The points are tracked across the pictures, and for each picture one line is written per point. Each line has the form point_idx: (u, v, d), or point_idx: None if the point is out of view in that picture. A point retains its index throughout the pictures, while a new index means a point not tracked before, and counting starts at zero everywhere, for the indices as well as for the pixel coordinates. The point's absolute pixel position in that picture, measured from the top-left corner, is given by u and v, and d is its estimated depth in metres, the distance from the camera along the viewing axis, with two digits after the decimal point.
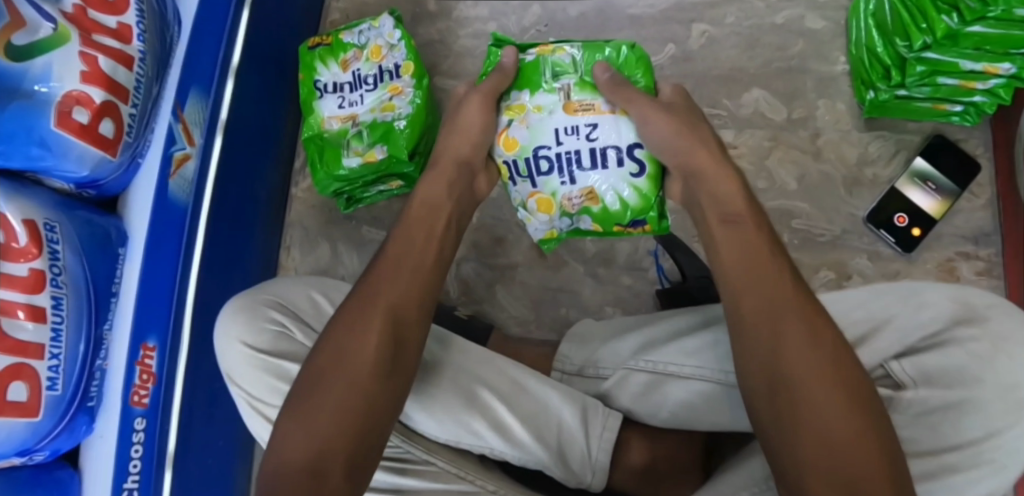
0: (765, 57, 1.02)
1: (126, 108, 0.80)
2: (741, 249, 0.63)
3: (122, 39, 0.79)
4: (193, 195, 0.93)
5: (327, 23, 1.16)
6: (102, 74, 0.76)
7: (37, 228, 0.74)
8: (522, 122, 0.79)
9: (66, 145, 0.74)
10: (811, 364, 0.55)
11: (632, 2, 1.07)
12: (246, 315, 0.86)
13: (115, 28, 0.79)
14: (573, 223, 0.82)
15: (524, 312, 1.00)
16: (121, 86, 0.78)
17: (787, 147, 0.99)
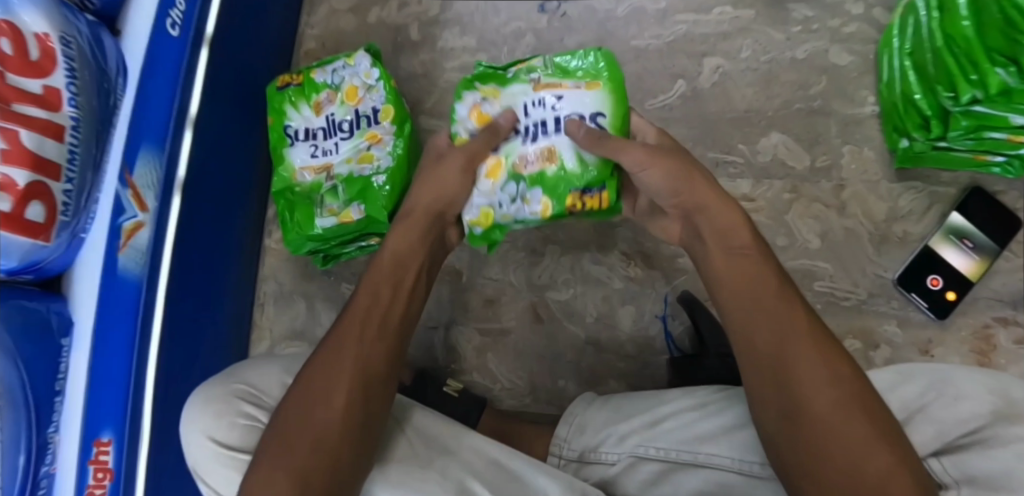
0: (784, 97, 0.92)
1: (59, 185, 0.70)
2: (749, 284, 0.61)
3: (49, 106, 0.69)
4: (148, 266, 0.83)
5: (301, 52, 1.06)
6: (27, 152, 0.66)
7: None
8: (489, 102, 0.75)
9: None
10: (823, 376, 0.55)
11: (636, 32, 0.95)
12: (216, 408, 0.71)
13: (41, 93, 0.69)
14: (520, 201, 0.72)
15: (519, 383, 0.91)
16: (50, 161, 0.68)
17: (808, 200, 0.89)
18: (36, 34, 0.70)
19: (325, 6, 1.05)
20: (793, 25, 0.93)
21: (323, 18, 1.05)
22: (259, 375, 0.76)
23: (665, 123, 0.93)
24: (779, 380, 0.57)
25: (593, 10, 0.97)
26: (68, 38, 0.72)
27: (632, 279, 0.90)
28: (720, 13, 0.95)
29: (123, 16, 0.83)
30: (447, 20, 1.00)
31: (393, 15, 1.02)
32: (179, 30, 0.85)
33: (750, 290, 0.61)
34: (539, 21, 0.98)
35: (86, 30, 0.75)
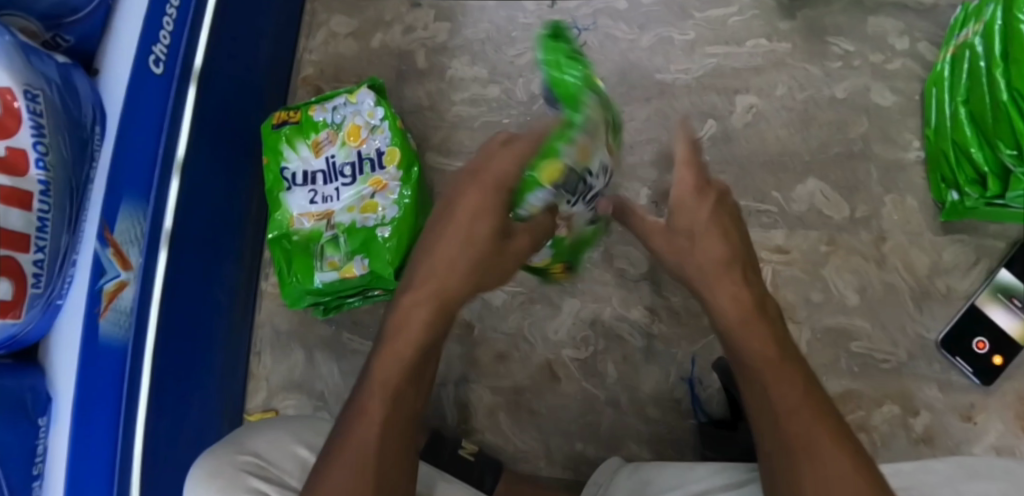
0: (821, 140, 0.85)
1: (27, 256, 0.63)
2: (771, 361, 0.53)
3: (13, 171, 0.61)
4: (134, 329, 0.76)
5: (299, 79, 0.98)
6: None
7: None
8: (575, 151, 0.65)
9: None
10: (824, 454, 0.50)
11: (661, 65, 0.88)
12: (221, 484, 0.59)
13: (4, 156, 0.61)
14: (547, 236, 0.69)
15: (535, 446, 0.85)
16: (15, 232, 0.61)
17: (846, 253, 0.83)
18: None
19: (325, 29, 0.97)
20: (833, 60, 0.86)
21: (322, 43, 0.97)
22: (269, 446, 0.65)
23: None
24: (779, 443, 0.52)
25: (616, 40, 0.90)
26: (33, 91, 0.64)
27: (656, 336, 0.85)
28: (752, 46, 0.87)
29: (103, 53, 0.75)
30: (457, 47, 0.93)
31: (397, 40, 0.95)
32: (162, 67, 0.78)
33: (751, 336, 0.54)
34: (556, 51, 0.91)
35: (57, 75, 0.67)
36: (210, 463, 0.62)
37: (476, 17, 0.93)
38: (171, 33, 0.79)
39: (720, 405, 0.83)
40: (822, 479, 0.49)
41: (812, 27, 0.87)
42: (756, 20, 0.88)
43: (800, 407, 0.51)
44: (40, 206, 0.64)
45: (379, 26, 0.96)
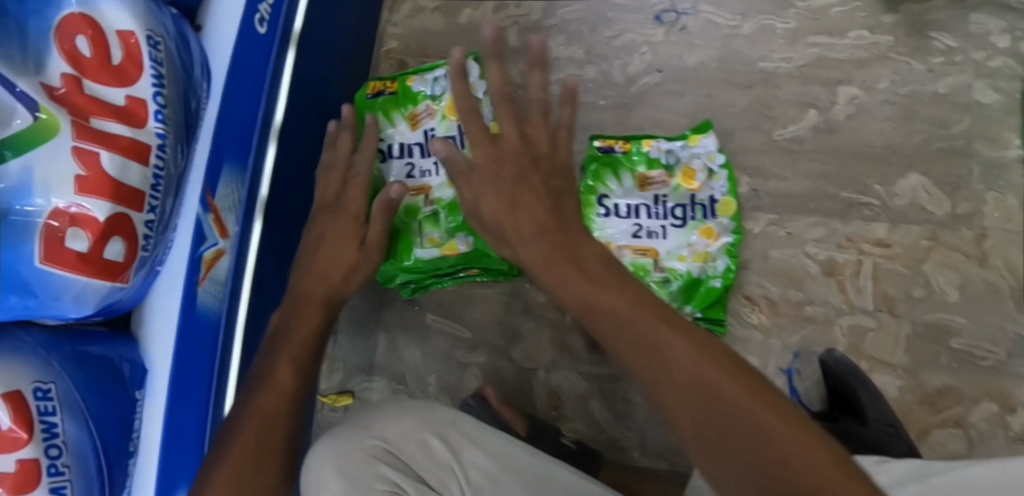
0: (924, 134, 0.84)
1: (140, 215, 0.59)
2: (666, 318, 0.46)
3: (132, 120, 0.58)
4: (227, 301, 0.73)
5: (382, 52, 0.95)
6: (108, 178, 0.55)
7: (23, 399, 0.54)
8: (699, 170, 0.82)
9: (57, 282, 0.54)
10: (796, 443, 0.37)
11: (764, 54, 0.87)
12: (347, 470, 0.61)
13: (124, 104, 0.58)
14: (682, 157, 0.83)
15: (628, 434, 0.83)
16: (133, 189, 0.57)
17: (947, 249, 0.83)
18: (119, 33, 0.59)
19: (410, 2, 0.95)
20: (935, 55, 0.86)
21: (407, 17, 0.94)
22: (399, 433, 0.65)
23: (794, 156, 0.85)
24: (734, 440, 0.38)
25: (717, 26, 0.88)
26: (155, 38, 0.61)
27: (756, 326, 0.83)
28: (855, 38, 0.87)
29: (205, 8, 0.70)
30: (552, 26, 0.91)
31: (488, 17, 0.92)
32: (266, 27, 0.74)
33: (665, 348, 0.43)
34: (655, 34, 0.89)
35: (171, 27, 0.64)
36: (339, 448, 0.62)
37: None
38: None
39: (819, 398, 0.83)
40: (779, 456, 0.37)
41: (915, 21, 0.87)
42: (859, 12, 0.87)
43: (717, 389, 0.40)
44: (154, 160, 0.60)
45: (468, 1, 0.93)
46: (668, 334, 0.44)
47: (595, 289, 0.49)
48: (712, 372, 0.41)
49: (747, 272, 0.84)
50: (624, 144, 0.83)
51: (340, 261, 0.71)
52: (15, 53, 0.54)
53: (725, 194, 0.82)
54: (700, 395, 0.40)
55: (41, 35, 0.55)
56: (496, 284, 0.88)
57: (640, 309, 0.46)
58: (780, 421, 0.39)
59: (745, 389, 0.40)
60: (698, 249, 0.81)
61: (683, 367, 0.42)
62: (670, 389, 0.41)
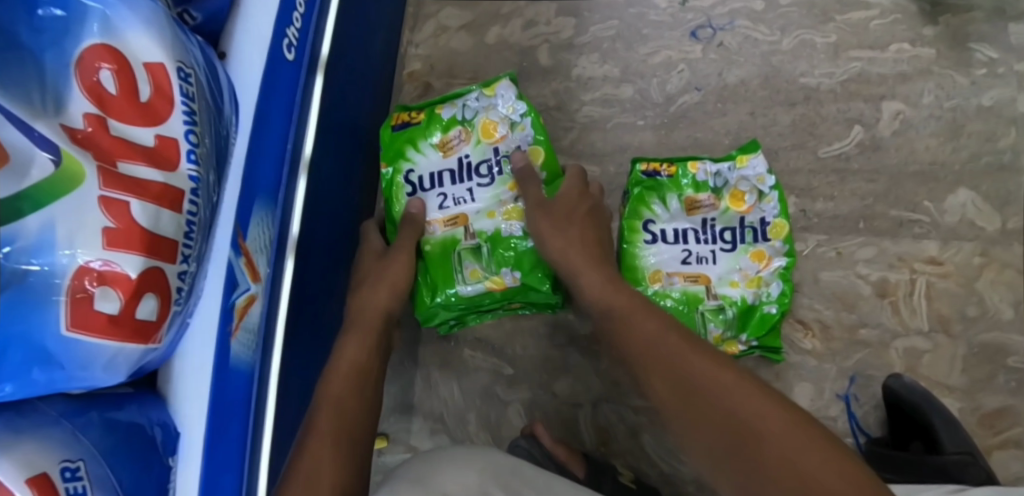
0: (971, 149, 0.83)
1: (174, 269, 0.44)
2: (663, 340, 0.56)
3: (164, 164, 0.44)
4: (259, 351, 0.67)
5: (405, 74, 0.89)
6: (141, 230, 0.41)
7: (53, 484, 0.45)
8: (747, 191, 0.78)
9: (86, 354, 0.39)
10: (819, 455, 0.43)
11: (805, 69, 0.84)
12: None
13: (154, 145, 0.44)
14: (730, 179, 0.79)
15: (681, 469, 0.79)
16: (167, 239, 0.43)
17: (1000, 265, 0.81)
18: (150, 61, 0.45)
19: (433, 20, 0.90)
20: (977, 68, 0.84)
21: (430, 36, 0.89)
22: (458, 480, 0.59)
23: (842, 174, 0.82)
24: (733, 440, 0.46)
25: (756, 42, 0.85)
26: (185, 69, 0.47)
27: (810, 352, 0.80)
28: (897, 52, 0.85)
29: (229, 32, 0.64)
30: (584, 44, 0.87)
31: (516, 35, 0.88)
32: (293, 53, 0.68)
33: (688, 364, 0.52)
34: (693, 51, 0.85)
35: (201, 55, 0.57)
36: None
37: (603, 12, 0.87)
38: (302, 17, 0.69)
39: (877, 423, 0.79)
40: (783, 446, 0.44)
41: (955, 34, 0.85)
42: (899, 24, 0.85)
43: (714, 387, 0.49)
44: (186, 206, 0.46)
45: (494, 19, 0.89)
46: (685, 348, 0.54)
47: (642, 321, 0.60)
48: (719, 382, 0.49)
49: (799, 296, 0.81)
50: (669, 168, 0.79)
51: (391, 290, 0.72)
52: (30, 85, 0.40)
53: (778, 215, 0.78)
54: (717, 407, 0.48)
55: (56, 60, 0.42)
56: (537, 315, 0.83)
57: (669, 336, 0.56)
58: (802, 434, 0.44)
59: (755, 389, 0.49)
60: (751, 274, 0.77)
61: (700, 388, 0.50)
62: (681, 398, 0.50)
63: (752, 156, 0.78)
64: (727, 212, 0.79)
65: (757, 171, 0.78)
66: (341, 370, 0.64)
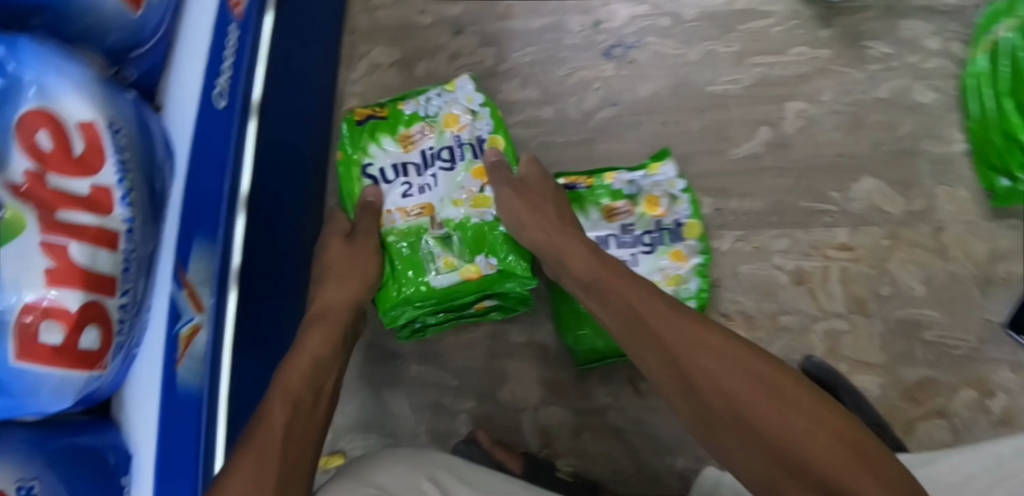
0: (872, 139, 0.88)
1: (114, 301, 0.51)
2: (676, 332, 0.60)
3: (100, 209, 0.49)
4: (208, 375, 0.73)
5: (342, 111, 0.96)
6: (79, 269, 0.47)
7: None
8: (661, 196, 0.84)
9: (34, 380, 0.46)
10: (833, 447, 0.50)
11: (712, 78, 0.90)
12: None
13: (89, 194, 0.49)
14: (645, 185, 0.84)
15: (623, 463, 0.83)
16: (106, 275, 0.49)
17: (909, 246, 0.85)
18: (81, 119, 0.49)
19: (365, 60, 0.96)
20: (872, 63, 0.90)
21: (364, 74, 0.96)
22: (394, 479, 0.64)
23: (753, 173, 0.87)
24: (755, 441, 0.52)
25: (664, 56, 0.91)
26: (119, 125, 0.52)
27: None
28: (796, 54, 0.90)
29: (165, 85, 0.71)
30: (506, 71, 0.93)
31: (443, 68, 0.95)
32: (225, 100, 0.75)
33: (714, 364, 0.57)
34: (606, 69, 0.92)
35: (134, 110, 0.63)
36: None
37: (522, 41, 0.94)
38: (231, 68, 0.76)
39: None
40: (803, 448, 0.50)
41: (849, 34, 0.91)
42: (796, 29, 0.91)
43: (735, 391, 0.55)
44: (124, 245, 0.52)
45: (422, 55, 0.96)
46: (700, 334, 0.59)
47: (637, 302, 0.64)
48: (746, 383, 0.55)
49: (721, 290, 0.85)
50: (587, 180, 0.85)
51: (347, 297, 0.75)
52: None
53: (690, 216, 0.83)
54: (733, 403, 0.54)
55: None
56: (478, 326, 0.88)
57: (676, 319, 0.61)
58: (816, 424, 0.51)
59: (767, 384, 0.55)
60: (669, 273, 0.82)
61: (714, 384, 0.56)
62: (698, 400, 0.56)
63: (665, 164, 0.84)
64: (643, 216, 0.84)
65: (668, 177, 0.84)
66: (299, 366, 0.67)
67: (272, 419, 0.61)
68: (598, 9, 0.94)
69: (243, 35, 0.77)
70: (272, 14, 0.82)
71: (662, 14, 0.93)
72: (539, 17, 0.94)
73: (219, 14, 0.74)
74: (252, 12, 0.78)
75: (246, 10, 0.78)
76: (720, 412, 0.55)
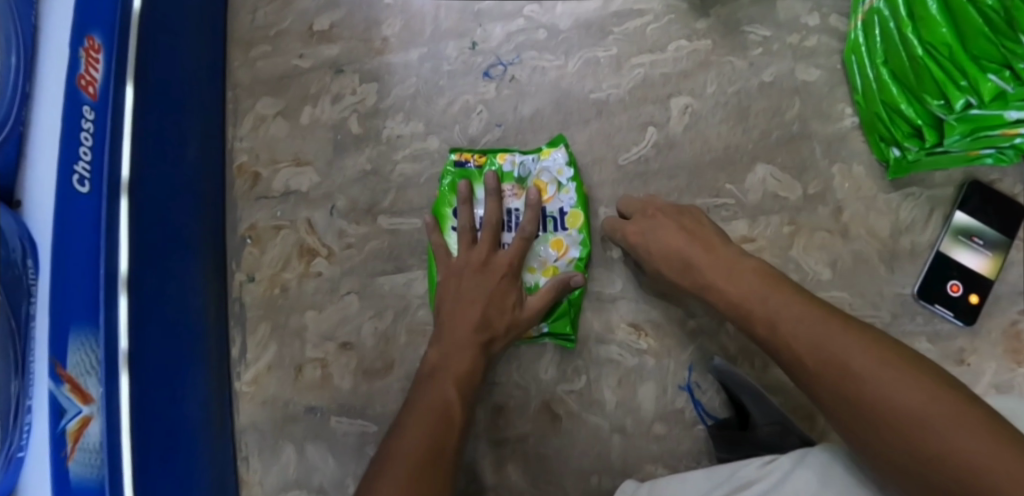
0: (761, 127, 0.87)
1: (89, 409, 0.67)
2: (805, 312, 0.59)
3: (76, 383, 0.66)
4: (106, 463, 0.68)
5: (234, 168, 0.94)
6: (69, 378, 0.66)
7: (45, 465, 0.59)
8: (546, 178, 0.85)
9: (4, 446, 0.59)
10: (929, 402, 0.48)
11: (592, 86, 0.89)
12: None
13: (76, 380, 0.67)
14: (537, 167, 0.86)
15: (552, 489, 0.81)
16: (87, 392, 0.67)
17: (809, 230, 0.85)
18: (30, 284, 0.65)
19: (251, 114, 0.96)
20: (753, 49, 0.89)
21: (251, 128, 0.95)
22: None
23: (644, 178, 0.87)
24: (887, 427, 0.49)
25: (544, 70, 0.90)
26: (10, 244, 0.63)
27: (646, 352, 0.83)
28: (675, 50, 0.89)
29: (21, 183, 0.68)
30: (389, 107, 0.93)
31: (327, 111, 0.94)
32: (88, 185, 0.72)
33: (840, 343, 0.54)
34: (487, 91, 0.91)
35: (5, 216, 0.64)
36: None
37: (402, 74, 0.93)
38: (91, 148, 0.72)
39: (723, 405, 0.81)
40: (925, 425, 0.47)
41: (727, 22, 0.89)
42: (673, 24, 0.90)
43: (859, 363, 0.52)
44: (78, 374, 0.67)
45: (306, 100, 0.95)
46: (789, 303, 0.61)
47: (739, 296, 0.66)
48: (857, 360, 0.53)
49: (624, 300, 0.84)
50: (478, 157, 0.86)
51: (478, 282, 0.78)
52: (91, 341, 0.69)
53: (575, 207, 0.84)
54: (825, 358, 0.54)
55: (83, 329, 0.68)
56: (390, 373, 0.87)
57: (786, 306, 0.61)
58: (891, 369, 0.51)
59: (891, 361, 0.52)
60: (548, 264, 0.83)
61: (825, 352, 0.55)
62: (836, 379, 0.53)
63: (558, 150, 0.85)
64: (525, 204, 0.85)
65: (559, 160, 0.85)
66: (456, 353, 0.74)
67: (427, 400, 0.69)
68: (473, 30, 0.93)
69: (100, 114, 0.74)
70: (133, 84, 0.79)
71: (537, 26, 0.91)
72: (415, 49, 0.93)
73: (70, 95, 0.71)
74: (108, 88, 0.75)
75: (101, 88, 0.74)
76: (808, 369, 0.56)
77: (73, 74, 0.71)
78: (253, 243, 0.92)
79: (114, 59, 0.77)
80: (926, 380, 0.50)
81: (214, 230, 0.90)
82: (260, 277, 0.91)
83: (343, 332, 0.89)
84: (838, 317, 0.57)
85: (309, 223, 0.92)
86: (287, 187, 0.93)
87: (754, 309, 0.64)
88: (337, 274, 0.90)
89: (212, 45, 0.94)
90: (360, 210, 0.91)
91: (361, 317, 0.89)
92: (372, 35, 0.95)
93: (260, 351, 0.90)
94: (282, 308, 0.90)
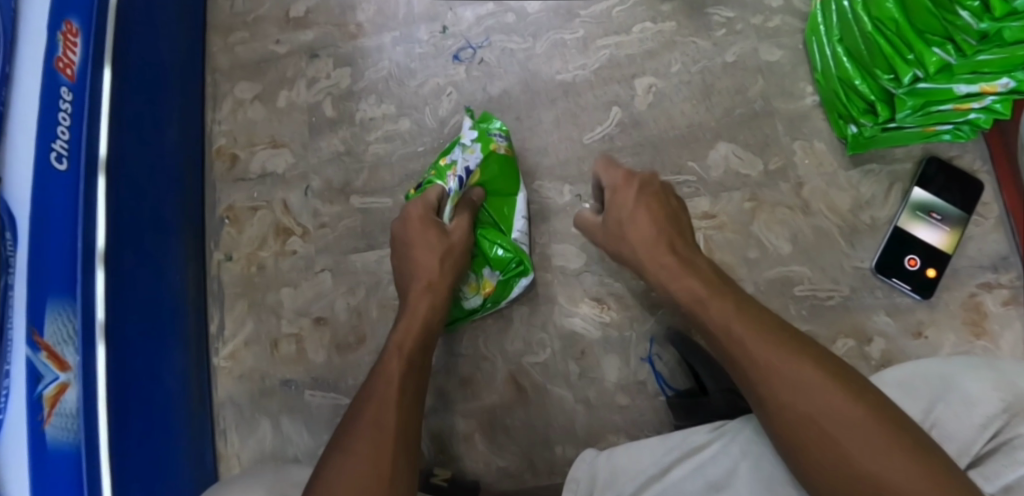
0: (723, 105, 0.89)
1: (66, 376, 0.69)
2: (731, 303, 0.63)
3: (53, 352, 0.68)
4: (83, 429, 0.70)
5: (214, 150, 0.97)
6: (47, 346, 0.67)
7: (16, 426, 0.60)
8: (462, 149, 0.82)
9: None
10: (838, 400, 0.53)
11: (559, 67, 0.91)
12: None
13: (53, 350, 0.68)
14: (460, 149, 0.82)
15: (516, 459, 0.83)
16: (64, 358, 0.69)
17: (770, 206, 0.86)
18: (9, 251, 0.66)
19: (230, 98, 0.98)
20: (716, 29, 0.91)
21: (230, 112, 0.98)
22: None
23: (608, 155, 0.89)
24: (794, 418, 0.54)
25: (512, 52, 0.93)
26: None
27: (608, 325, 0.85)
28: (641, 31, 0.91)
29: None
30: (362, 89, 0.95)
31: (303, 94, 0.97)
32: (66, 162, 0.73)
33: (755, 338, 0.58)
34: (457, 73, 0.93)
35: None
36: None
37: (374, 58, 0.95)
38: (69, 128, 0.74)
39: (683, 377, 0.83)
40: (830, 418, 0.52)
41: (692, 4, 0.91)
42: (638, 6, 0.92)
43: (773, 355, 0.56)
44: (56, 342, 0.69)
45: (282, 84, 0.97)
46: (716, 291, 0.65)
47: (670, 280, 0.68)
48: (771, 354, 0.57)
49: (587, 275, 0.86)
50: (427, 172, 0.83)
51: (426, 240, 0.75)
52: (67, 310, 0.71)
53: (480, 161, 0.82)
54: (748, 358, 0.58)
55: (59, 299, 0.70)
56: (362, 347, 0.90)
57: (714, 294, 0.64)
58: (806, 369, 0.55)
59: (803, 355, 0.56)
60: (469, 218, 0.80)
61: (742, 347, 0.59)
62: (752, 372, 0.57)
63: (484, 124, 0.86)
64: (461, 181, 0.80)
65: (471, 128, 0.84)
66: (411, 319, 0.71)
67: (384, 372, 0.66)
68: (444, 14, 0.95)
69: (77, 96, 0.76)
70: (110, 67, 0.81)
71: (506, 10, 0.94)
72: (388, 32, 0.96)
73: (48, 76, 0.73)
74: (86, 70, 0.77)
75: (78, 70, 0.77)
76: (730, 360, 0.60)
77: (51, 56, 0.73)
78: (231, 222, 0.95)
79: (93, 41, 0.79)
80: (838, 378, 0.54)
81: (193, 209, 0.93)
82: (238, 255, 0.94)
83: (317, 308, 0.91)
84: (758, 315, 0.60)
85: (285, 203, 0.94)
86: (264, 169, 0.96)
87: (685, 299, 0.67)
88: (312, 252, 0.93)
89: (192, 32, 0.97)
90: (334, 190, 0.93)
91: (334, 293, 0.91)
92: (346, 19, 0.97)
93: (237, 327, 0.93)
94: (259, 286, 0.93)
